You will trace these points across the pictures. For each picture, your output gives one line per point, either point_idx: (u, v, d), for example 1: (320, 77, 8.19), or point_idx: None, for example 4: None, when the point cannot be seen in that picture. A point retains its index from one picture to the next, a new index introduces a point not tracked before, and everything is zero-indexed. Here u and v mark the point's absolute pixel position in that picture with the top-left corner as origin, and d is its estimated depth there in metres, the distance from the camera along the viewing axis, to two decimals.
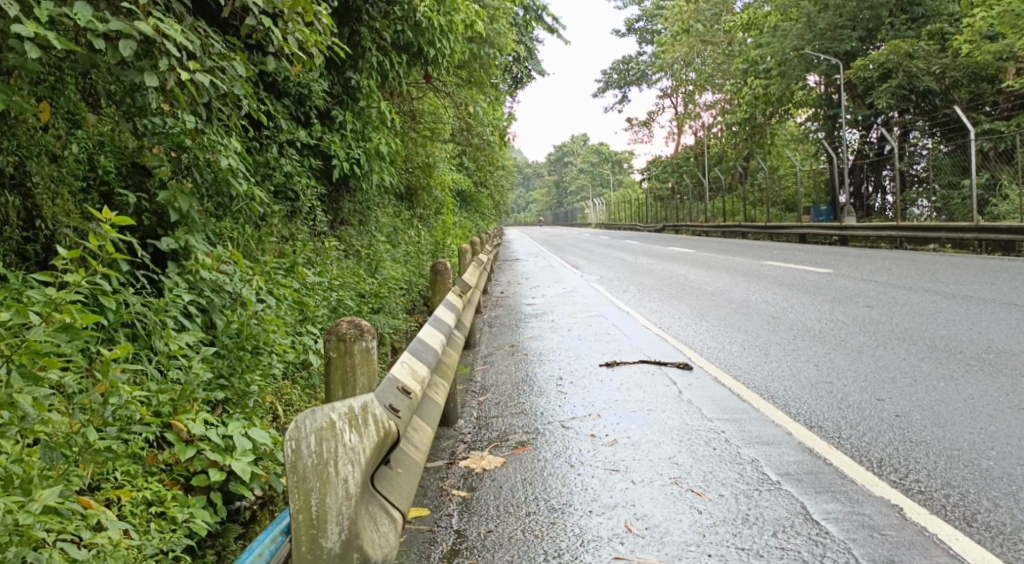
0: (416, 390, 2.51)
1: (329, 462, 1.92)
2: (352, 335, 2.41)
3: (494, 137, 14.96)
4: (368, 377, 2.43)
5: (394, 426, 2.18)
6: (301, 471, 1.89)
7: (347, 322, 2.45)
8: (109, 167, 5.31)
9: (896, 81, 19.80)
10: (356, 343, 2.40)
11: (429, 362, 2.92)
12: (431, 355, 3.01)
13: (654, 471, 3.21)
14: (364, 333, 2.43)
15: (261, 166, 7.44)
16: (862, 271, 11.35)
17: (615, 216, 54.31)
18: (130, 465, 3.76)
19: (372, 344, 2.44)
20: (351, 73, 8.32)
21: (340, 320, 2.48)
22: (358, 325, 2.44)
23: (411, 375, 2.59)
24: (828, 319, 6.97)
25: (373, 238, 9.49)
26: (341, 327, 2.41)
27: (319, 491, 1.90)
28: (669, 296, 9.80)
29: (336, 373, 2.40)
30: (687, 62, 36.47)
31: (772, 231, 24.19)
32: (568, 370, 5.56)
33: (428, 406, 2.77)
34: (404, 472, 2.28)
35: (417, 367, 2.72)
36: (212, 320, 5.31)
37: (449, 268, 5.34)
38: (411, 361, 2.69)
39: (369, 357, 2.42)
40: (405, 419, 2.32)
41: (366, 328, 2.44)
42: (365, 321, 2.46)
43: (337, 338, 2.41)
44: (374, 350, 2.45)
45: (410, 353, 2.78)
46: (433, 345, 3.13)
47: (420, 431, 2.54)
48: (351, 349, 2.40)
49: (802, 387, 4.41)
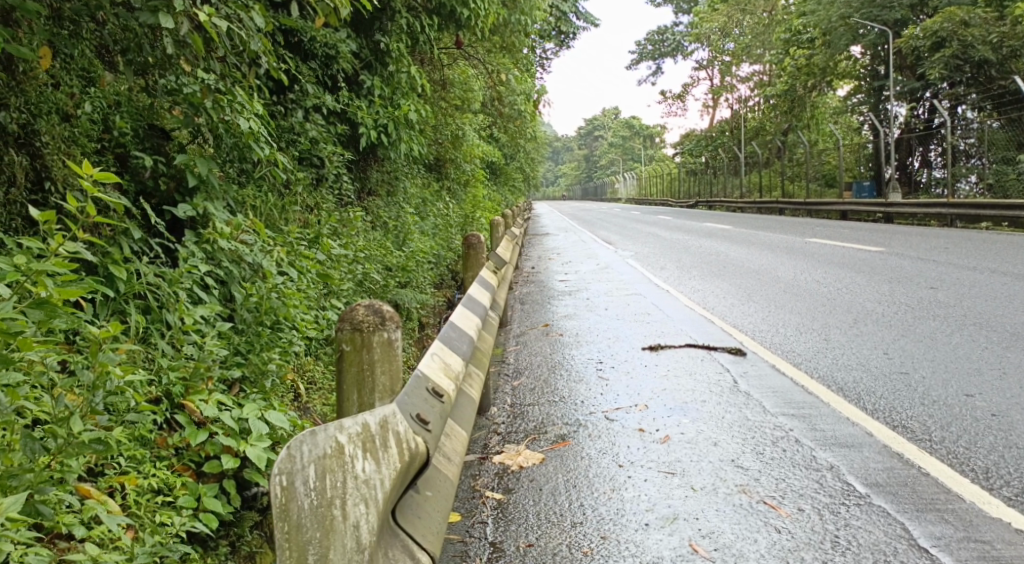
0: (448, 391, 2.14)
1: (333, 503, 1.53)
2: (370, 324, 2.04)
3: (526, 106, 14.45)
4: (390, 376, 2.06)
5: (419, 448, 1.81)
6: (295, 517, 1.49)
7: (363, 307, 2.07)
8: (125, 128, 4.97)
9: (950, 51, 18.95)
10: (376, 334, 2.03)
11: (464, 352, 2.54)
12: (465, 341, 2.63)
13: (717, 477, 2.81)
14: (385, 323, 2.06)
15: (285, 132, 7.10)
16: (917, 250, 10.75)
17: (646, 192, 53.41)
18: (136, 450, 3.44)
19: (393, 335, 2.07)
20: (380, 35, 7.89)
21: (355, 304, 2.10)
22: (378, 311, 2.06)
23: (442, 369, 2.22)
24: (889, 301, 6.49)
25: (401, 210, 9.16)
26: (357, 315, 2.04)
27: (320, 544, 1.51)
28: (709, 274, 9.34)
29: (350, 372, 2.04)
30: (725, 32, 35.40)
31: (811, 207, 23.42)
32: (608, 353, 5.15)
33: (463, 403, 2.42)
34: (434, 497, 1.91)
35: (451, 359, 2.36)
36: (230, 292, 4.99)
37: (482, 242, 4.91)
38: (443, 353, 2.32)
39: (391, 350, 2.05)
40: (434, 431, 1.93)
41: (389, 315, 2.07)
42: (386, 306, 2.08)
43: (353, 328, 2.04)
44: (396, 341, 2.08)
45: (442, 342, 2.40)
46: (467, 332, 2.74)
47: (452, 440, 2.16)
48: (370, 342, 2.04)
49: (875, 378, 4.00)
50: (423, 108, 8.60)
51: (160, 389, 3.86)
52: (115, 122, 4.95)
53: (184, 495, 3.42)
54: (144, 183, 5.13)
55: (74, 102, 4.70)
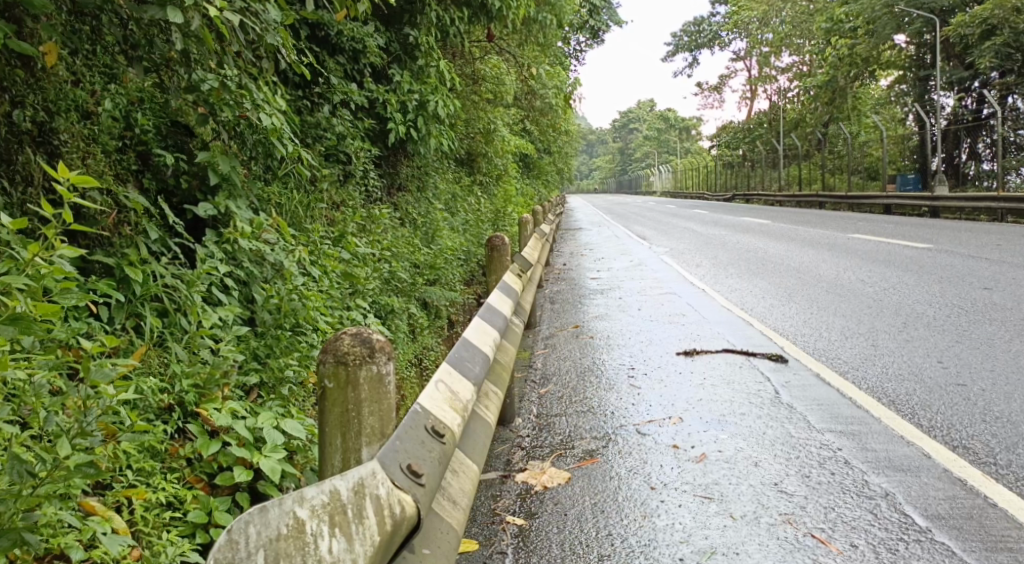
0: (448, 433, 1.94)
1: None
2: (356, 357, 1.74)
3: (559, 99, 14.21)
4: (380, 417, 1.75)
5: (400, 511, 1.56)
6: None
7: (349, 336, 1.77)
8: (147, 125, 4.84)
9: (1002, 38, 18.33)
10: (363, 369, 1.74)
11: (475, 377, 2.34)
12: (478, 362, 2.45)
13: (758, 504, 2.57)
14: (376, 355, 1.76)
15: (311, 128, 6.96)
16: (967, 246, 10.31)
17: (681, 184, 52.75)
18: (145, 462, 3.29)
19: (385, 369, 1.77)
20: (409, 29, 7.74)
21: (341, 330, 1.80)
22: (367, 342, 1.75)
23: (446, 401, 2.05)
24: (940, 303, 6.16)
25: (431, 206, 8.99)
26: (341, 347, 1.74)
27: None
28: (748, 272, 9.03)
29: (333, 411, 1.75)
30: (764, 22, 34.73)
31: (853, 200, 22.81)
32: (640, 358, 4.91)
33: (474, 432, 2.25)
34: (432, 554, 1.69)
35: (460, 387, 2.19)
36: (251, 293, 4.87)
37: (506, 243, 4.72)
38: (449, 381, 2.15)
39: (381, 389, 1.76)
40: (426, 486, 1.72)
41: (380, 347, 1.76)
42: (377, 334, 1.77)
43: (338, 361, 1.75)
44: (387, 375, 1.78)
45: (449, 367, 2.23)
46: (480, 351, 2.53)
47: (456, 483, 1.97)
48: (357, 378, 1.75)
49: (930, 390, 3.73)
50: (453, 103, 8.41)
51: (173, 397, 3.72)
52: (137, 119, 4.82)
53: (195, 509, 3.26)
54: (165, 181, 5.02)
55: (95, 99, 4.58)
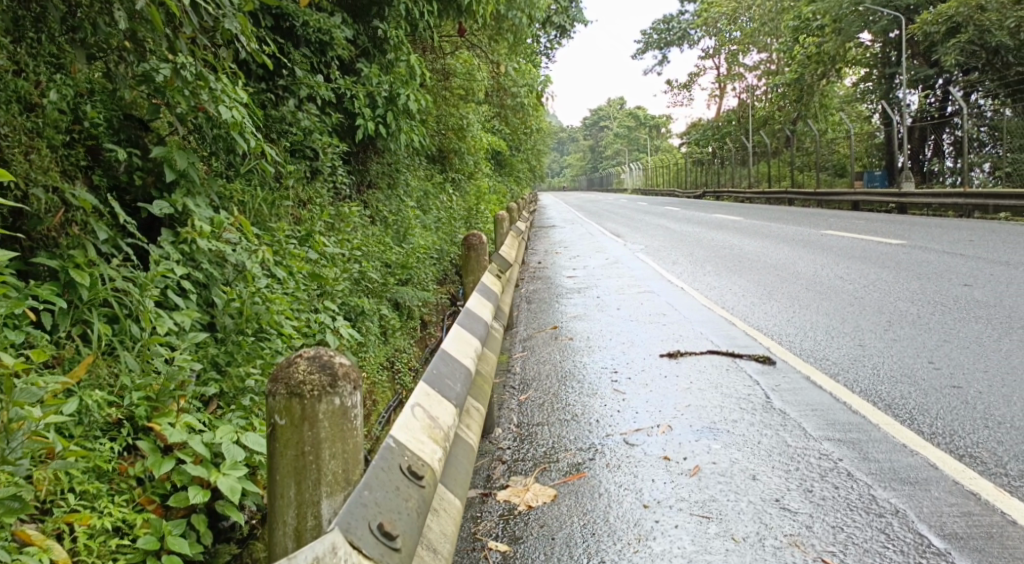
0: (427, 473, 1.78)
1: None
2: (313, 392, 1.72)
3: (531, 96, 14.01)
4: (340, 460, 1.76)
5: None
6: None
7: (306, 364, 1.74)
8: (97, 118, 4.54)
9: (965, 36, 18.43)
10: (322, 402, 1.72)
11: (454, 400, 2.20)
12: (457, 379, 2.33)
13: (760, 523, 2.38)
14: (337, 386, 1.74)
15: (276, 123, 6.67)
16: (941, 242, 10.28)
17: (652, 182, 52.84)
18: (90, 484, 3.05)
19: (347, 401, 1.76)
20: (378, 21, 7.47)
21: (294, 355, 1.78)
22: (327, 372, 1.73)
23: (424, 429, 1.92)
24: (923, 300, 6.04)
25: (402, 204, 8.72)
26: (296, 379, 1.72)
27: None
28: (725, 269, 8.89)
29: (286, 451, 1.74)
30: (732, 20, 34.84)
31: (821, 197, 22.91)
32: (623, 361, 4.71)
33: (455, 459, 2.12)
34: None
35: (438, 412, 2.05)
36: (210, 296, 4.59)
37: (483, 242, 4.48)
38: (426, 406, 2.01)
39: (344, 423, 1.75)
40: (403, 547, 1.56)
41: (341, 376, 1.75)
42: (337, 361, 1.75)
43: (292, 395, 1.73)
44: (351, 407, 1.77)
45: (427, 390, 2.09)
46: (460, 369, 2.40)
47: (436, 524, 1.82)
48: (316, 414, 1.73)
49: (926, 393, 3.57)
50: (423, 97, 8.14)
51: (123, 411, 3.47)
52: (86, 111, 4.52)
53: (146, 534, 3.00)
54: (117, 178, 4.72)
55: (40, 90, 4.28)
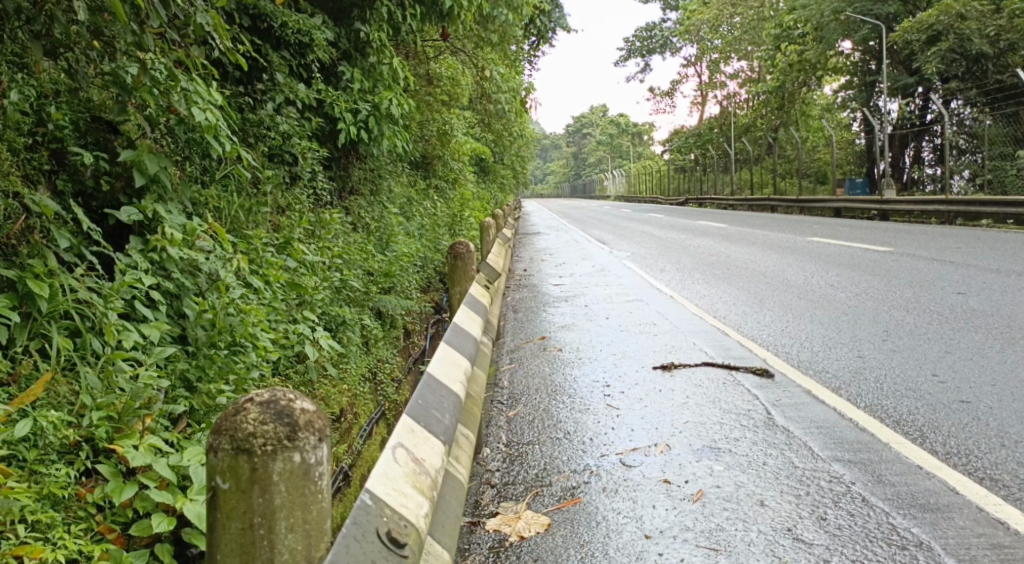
0: (410, 534, 1.65)
1: None
2: (265, 448, 1.50)
3: (515, 103, 13.84)
4: (300, 533, 1.53)
5: None
6: None
7: (257, 412, 1.53)
8: (62, 120, 4.30)
9: (946, 44, 18.50)
10: (277, 458, 1.50)
11: (441, 437, 2.09)
12: (445, 410, 2.24)
13: (775, 558, 2.22)
14: (297, 438, 1.53)
15: (253, 127, 6.43)
16: (929, 250, 10.20)
17: (635, 189, 52.85)
18: (42, 514, 2.82)
19: (310, 457, 1.54)
20: (359, 24, 7.25)
21: (244, 400, 1.57)
22: (284, 423, 1.52)
23: (407, 478, 1.79)
24: (920, 309, 5.90)
25: (385, 210, 8.50)
26: (243, 433, 1.51)
27: None
28: (714, 277, 8.74)
29: (232, 521, 1.52)
30: (714, 28, 34.96)
31: (804, 204, 22.89)
32: (615, 373, 4.53)
33: (442, 505, 2.01)
34: None
35: (424, 453, 1.94)
36: (182, 308, 4.36)
37: (470, 250, 4.29)
38: (410, 448, 1.90)
39: (306, 483, 1.53)
40: None
41: (300, 426, 1.53)
42: (296, 410, 1.54)
43: (238, 450, 1.52)
44: (315, 463, 1.55)
45: (412, 429, 1.98)
46: (448, 402, 2.30)
47: None
48: (270, 476, 1.52)
49: (934, 409, 3.42)
50: (406, 102, 7.93)
51: (82, 432, 3.24)
52: (50, 113, 4.28)
53: None
54: (83, 183, 4.47)
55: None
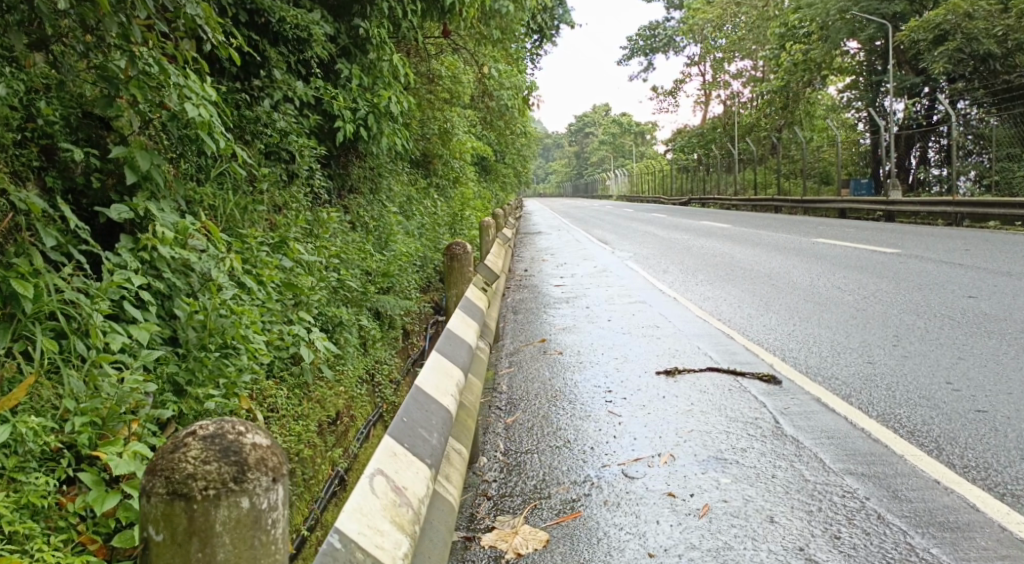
0: None
1: None
2: (207, 492, 1.46)
3: (517, 101, 13.71)
4: None
5: None
6: None
7: (199, 454, 1.50)
8: (53, 115, 4.18)
9: (953, 44, 18.35)
10: (222, 503, 1.46)
11: (427, 460, 1.96)
12: (433, 428, 2.12)
13: None
14: (245, 480, 1.49)
15: (250, 123, 6.30)
16: (936, 252, 10.07)
17: (637, 189, 52.68)
18: (22, 526, 2.71)
19: (260, 501, 1.51)
20: (359, 20, 7.12)
21: (186, 437, 1.54)
22: (232, 463, 1.49)
23: (385, 512, 1.66)
24: (930, 313, 5.78)
25: (384, 209, 8.38)
26: (182, 475, 1.47)
27: None
28: (718, 279, 8.62)
29: None
30: (718, 27, 34.81)
31: (808, 205, 22.74)
32: (617, 378, 4.40)
33: (427, 534, 1.89)
34: None
35: (406, 479, 1.82)
36: (173, 309, 4.24)
37: (467, 251, 4.18)
38: (390, 475, 1.77)
39: (253, 530, 1.49)
40: None
41: (249, 467, 1.50)
42: (243, 449, 1.52)
43: (176, 495, 1.47)
44: (264, 508, 1.52)
45: (394, 453, 1.86)
46: (437, 419, 2.17)
47: None
48: (212, 525, 1.46)
49: (950, 418, 3.30)
50: (407, 100, 7.81)
51: (64, 438, 3.13)
52: (40, 108, 4.16)
53: None
54: (73, 180, 4.34)
55: None
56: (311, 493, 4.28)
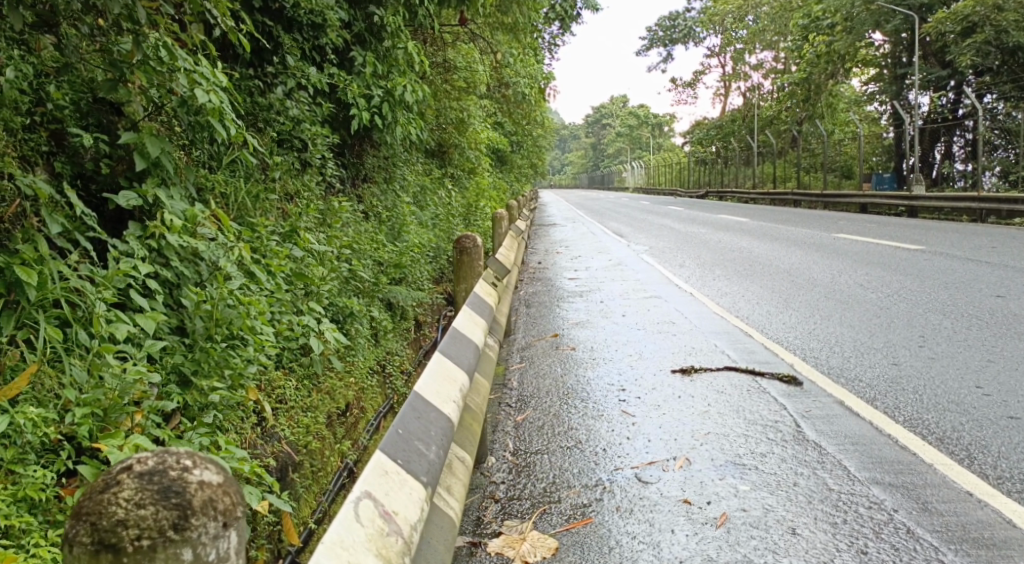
0: None
1: None
2: (137, 542, 1.34)
3: (534, 91, 13.54)
4: None
5: None
6: None
7: (131, 499, 1.37)
8: (62, 100, 4.09)
9: (981, 36, 17.96)
10: (158, 555, 1.34)
11: (422, 479, 1.87)
12: (430, 441, 2.03)
13: None
14: (187, 527, 1.36)
15: (263, 111, 6.20)
16: (960, 249, 9.86)
17: (654, 181, 52.31)
18: (19, 521, 2.63)
19: (204, 551, 1.37)
20: (374, 7, 7.00)
21: (121, 474, 1.41)
22: (171, 508, 1.36)
23: (372, 540, 1.57)
24: (955, 313, 5.63)
25: (398, 199, 8.28)
26: (112, 522, 1.35)
27: None
28: (736, 274, 8.47)
29: None
30: (739, 18, 34.35)
31: (828, 199, 22.42)
32: (631, 376, 4.30)
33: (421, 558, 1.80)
34: None
35: (397, 501, 1.73)
36: (181, 299, 4.16)
37: (477, 244, 4.18)
38: (380, 497, 1.68)
39: None
40: None
41: (193, 511, 1.37)
42: (184, 494, 1.38)
43: (105, 544, 1.35)
44: (210, 558, 1.38)
45: (384, 471, 1.77)
46: (434, 432, 2.09)
47: None
48: None
49: (981, 427, 3.18)
50: (422, 88, 7.69)
51: (65, 430, 3.05)
52: (49, 92, 4.07)
53: None
54: (82, 165, 4.26)
55: None
56: (318, 486, 4.20)
